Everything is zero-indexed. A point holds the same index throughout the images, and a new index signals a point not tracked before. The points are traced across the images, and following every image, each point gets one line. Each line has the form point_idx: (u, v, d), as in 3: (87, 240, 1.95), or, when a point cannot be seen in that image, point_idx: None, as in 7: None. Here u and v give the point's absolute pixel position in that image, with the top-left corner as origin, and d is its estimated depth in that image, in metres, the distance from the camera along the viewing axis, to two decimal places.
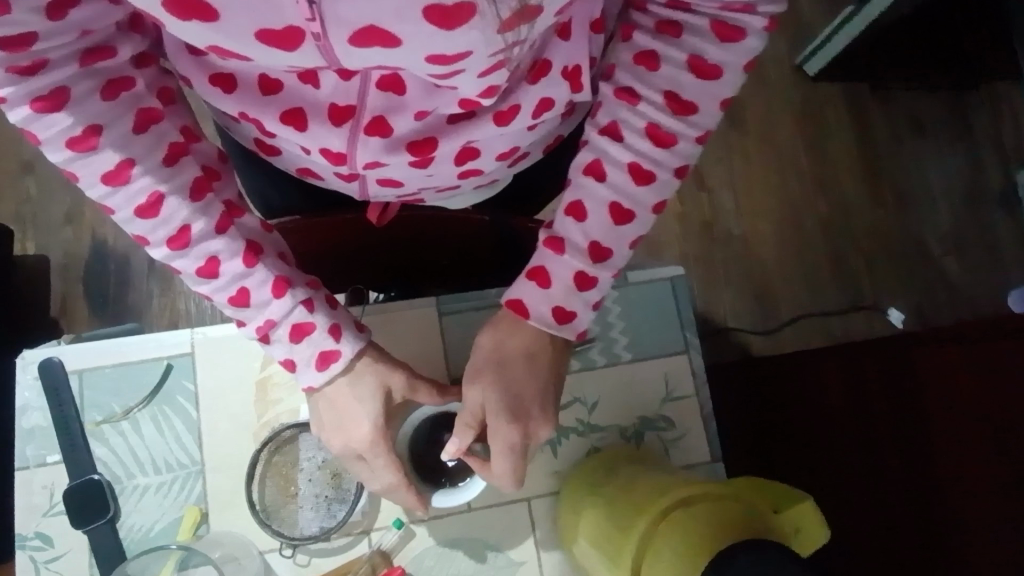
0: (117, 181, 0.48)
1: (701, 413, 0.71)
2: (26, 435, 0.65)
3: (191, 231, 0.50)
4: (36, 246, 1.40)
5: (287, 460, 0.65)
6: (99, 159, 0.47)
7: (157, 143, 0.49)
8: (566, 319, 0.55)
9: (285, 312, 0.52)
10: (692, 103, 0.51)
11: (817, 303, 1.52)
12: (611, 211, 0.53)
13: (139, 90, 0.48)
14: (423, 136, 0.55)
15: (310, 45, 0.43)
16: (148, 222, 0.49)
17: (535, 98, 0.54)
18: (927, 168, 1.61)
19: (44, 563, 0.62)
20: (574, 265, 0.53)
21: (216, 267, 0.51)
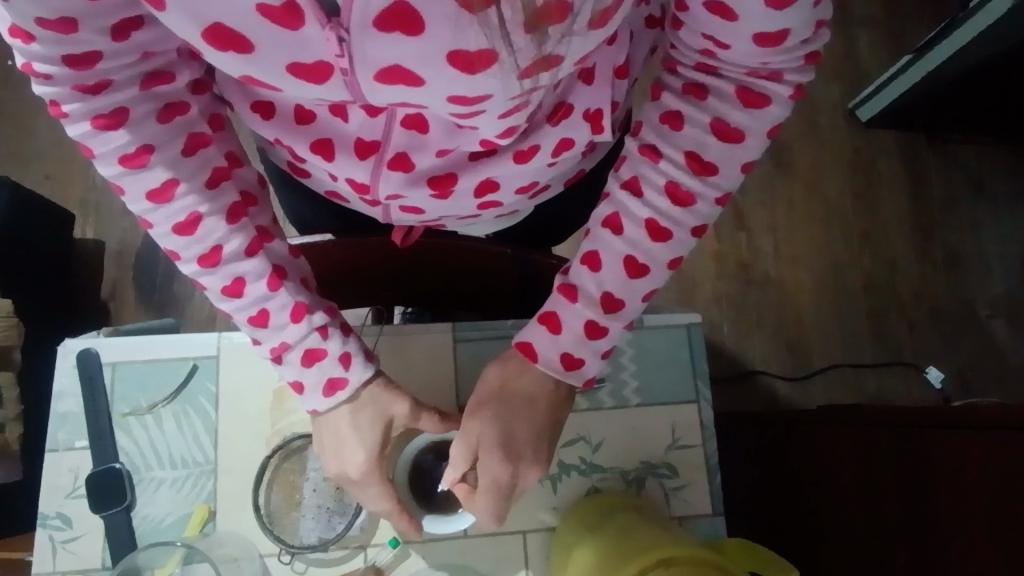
0: (161, 200, 0.51)
1: (706, 466, 0.70)
2: (59, 419, 0.69)
3: (222, 251, 0.53)
4: (95, 231, 1.48)
5: (294, 468, 0.68)
6: (147, 177, 0.50)
7: (202, 166, 0.52)
8: (574, 366, 0.56)
9: (299, 337, 0.55)
10: (713, 164, 0.51)
11: (851, 355, 1.48)
12: (625, 264, 0.53)
13: (192, 115, 0.52)
14: (444, 171, 0.58)
15: (337, 80, 0.45)
16: (184, 239, 0.52)
17: (555, 139, 0.57)
18: (982, 227, 1.56)
19: (61, 543, 0.66)
20: (585, 314, 0.54)
21: (241, 287, 0.54)
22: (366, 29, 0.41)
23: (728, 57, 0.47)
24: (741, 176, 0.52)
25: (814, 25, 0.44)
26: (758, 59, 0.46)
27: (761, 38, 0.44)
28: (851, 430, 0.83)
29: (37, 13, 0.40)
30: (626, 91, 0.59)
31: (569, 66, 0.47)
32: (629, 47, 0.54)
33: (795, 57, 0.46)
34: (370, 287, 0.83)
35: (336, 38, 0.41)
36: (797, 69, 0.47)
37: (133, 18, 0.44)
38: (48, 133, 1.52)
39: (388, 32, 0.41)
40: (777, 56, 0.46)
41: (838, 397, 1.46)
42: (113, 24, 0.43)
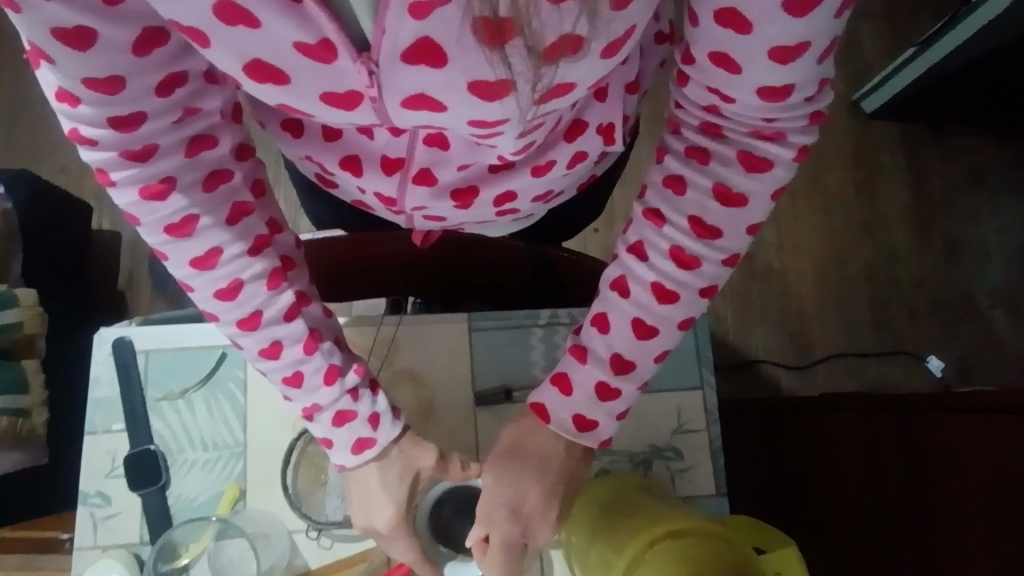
0: (205, 266, 0.53)
1: (710, 448, 0.73)
2: (96, 403, 0.73)
3: (262, 315, 0.55)
4: (110, 223, 1.53)
5: (319, 451, 0.71)
6: (191, 245, 0.52)
7: (245, 234, 0.54)
8: (587, 427, 0.58)
9: (331, 399, 0.58)
10: (717, 229, 0.52)
11: (853, 345, 1.51)
12: (634, 324, 0.55)
13: (236, 182, 0.53)
14: (466, 184, 0.62)
15: (366, 106, 0.49)
16: (224, 303, 0.54)
17: (570, 152, 0.60)
18: (984, 218, 1.58)
19: (102, 519, 0.70)
20: (595, 375, 0.57)
21: (278, 350, 0.56)
22: (395, 61, 0.43)
23: (734, 110, 0.48)
24: (748, 238, 0.54)
25: (817, 82, 0.45)
26: (762, 114, 0.47)
27: (766, 91, 0.45)
28: (850, 417, 0.87)
29: (86, 74, 0.42)
30: (637, 103, 0.62)
31: (583, 91, 0.51)
32: (639, 64, 0.57)
33: (799, 115, 0.48)
34: (386, 279, 0.87)
35: (366, 71, 0.44)
36: (800, 131, 0.48)
37: (178, 73, 0.46)
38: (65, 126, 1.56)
39: (414, 65, 0.44)
40: (781, 112, 0.47)
41: (840, 385, 1.49)
42: (157, 80, 0.45)
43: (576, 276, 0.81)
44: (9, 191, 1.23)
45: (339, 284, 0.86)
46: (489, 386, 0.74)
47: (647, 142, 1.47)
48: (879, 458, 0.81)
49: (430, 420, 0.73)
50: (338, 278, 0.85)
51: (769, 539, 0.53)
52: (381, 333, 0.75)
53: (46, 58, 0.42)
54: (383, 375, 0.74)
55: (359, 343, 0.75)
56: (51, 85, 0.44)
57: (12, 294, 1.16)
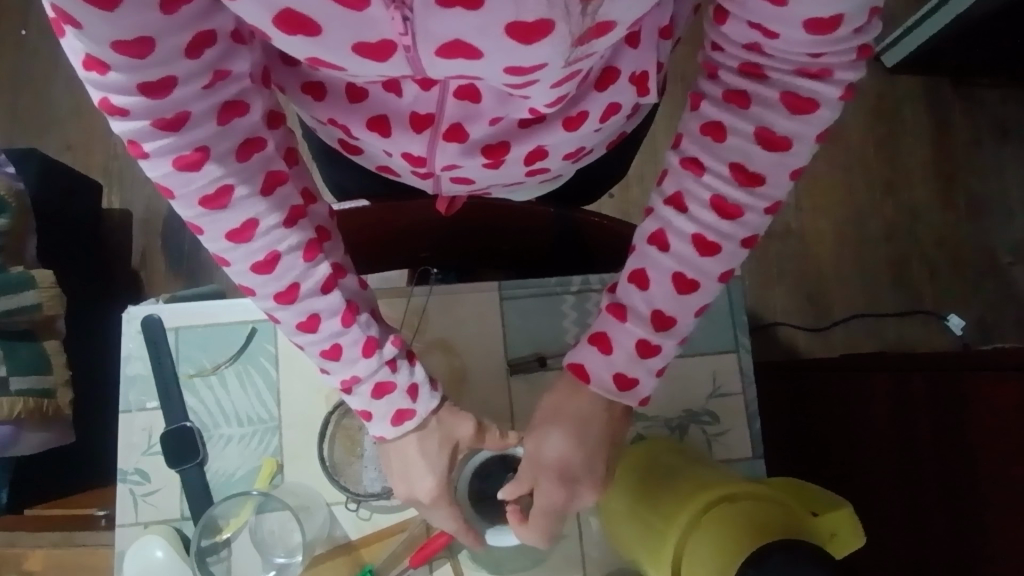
0: (239, 237, 0.52)
1: (745, 412, 0.73)
2: (129, 381, 0.73)
3: (299, 288, 0.54)
4: (120, 201, 1.51)
5: (354, 424, 0.71)
6: (227, 217, 0.51)
7: (281, 205, 0.53)
8: (628, 387, 0.56)
9: (371, 371, 0.57)
10: (759, 175, 0.50)
11: (873, 305, 1.49)
12: (675, 280, 0.53)
13: (270, 152, 0.52)
14: (497, 140, 0.60)
15: (399, 57, 0.47)
16: (262, 277, 0.53)
17: (603, 104, 0.58)
18: (1007, 171, 1.56)
19: (142, 496, 0.71)
20: (637, 334, 0.55)
21: (316, 323, 0.55)
22: (430, 7, 0.41)
23: (777, 47, 0.46)
24: (790, 184, 0.52)
25: (868, 12, 0.43)
26: (809, 48, 0.45)
27: (814, 21, 0.43)
28: (885, 376, 0.86)
29: (115, 36, 0.40)
30: (670, 50, 0.59)
31: (620, 34, 0.48)
32: (674, 8, 0.54)
33: (848, 48, 0.45)
34: (410, 248, 0.86)
35: (400, 18, 0.42)
36: (848, 68, 0.46)
37: (206, 33, 0.43)
38: (68, 101, 1.53)
39: (449, 8, 0.41)
40: (829, 45, 0.44)
41: (861, 345, 1.48)
42: (186, 41, 0.42)
43: (606, 240, 0.80)
44: (18, 168, 1.22)
45: (360, 255, 0.85)
46: (520, 354, 0.73)
47: (664, 101, 1.43)
48: (917, 418, 0.80)
49: (462, 391, 0.73)
50: (361, 248, 0.84)
51: (808, 494, 0.52)
52: (412, 304, 0.74)
53: (73, 22, 0.39)
54: (415, 345, 0.73)
55: (391, 314, 0.74)
56: (78, 53, 0.42)
57: (29, 274, 1.14)
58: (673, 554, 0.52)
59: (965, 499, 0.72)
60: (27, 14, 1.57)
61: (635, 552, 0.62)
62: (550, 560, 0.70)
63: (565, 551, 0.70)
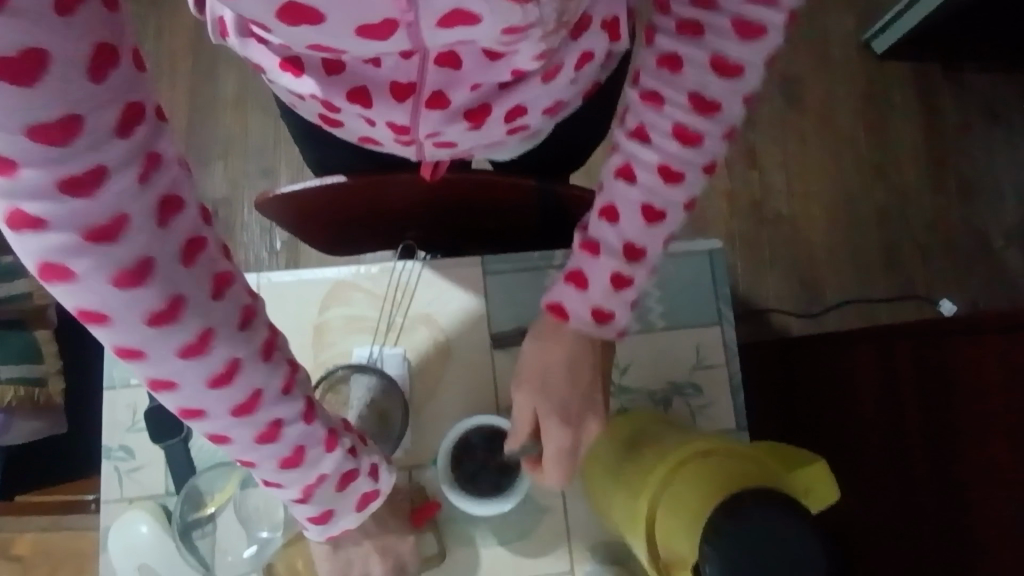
0: (141, 355, 0.40)
1: (729, 384, 0.73)
2: (113, 359, 0.73)
3: (262, 397, 0.45)
4: None
5: (339, 400, 0.69)
6: (174, 335, 0.39)
7: (232, 309, 0.42)
8: (605, 319, 0.56)
9: (337, 465, 0.52)
10: (715, 104, 0.51)
11: (864, 290, 1.49)
12: (643, 211, 0.54)
13: (212, 249, 0.40)
14: (478, 103, 0.60)
15: (402, 34, 0.47)
16: (220, 393, 0.43)
17: (577, 52, 0.59)
18: (998, 155, 1.56)
19: (126, 472, 0.71)
20: (611, 266, 0.55)
21: (277, 432, 0.47)
22: None
23: None
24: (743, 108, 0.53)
25: None
26: None
27: None
28: (870, 347, 0.86)
29: (31, 120, 0.31)
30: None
31: None
32: None
33: None
34: (394, 225, 0.85)
35: None
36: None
37: (135, 105, 0.34)
38: None
39: None
40: None
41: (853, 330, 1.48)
42: (114, 120, 0.33)
43: None
44: None
45: (342, 228, 0.84)
46: (506, 328, 0.73)
47: None
48: (900, 386, 0.80)
49: (444, 365, 0.73)
50: (344, 224, 0.83)
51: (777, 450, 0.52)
52: (395, 281, 0.74)
53: None
54: (399, 320, 0.74)
55: (373, 289, 0.74)
56: None
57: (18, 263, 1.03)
58: (649, 509, 0.52)
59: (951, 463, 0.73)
60: None
61: (615, 516, 0.62)
62: (536, 533, 0.70)
63: (551, 524, 0.70)
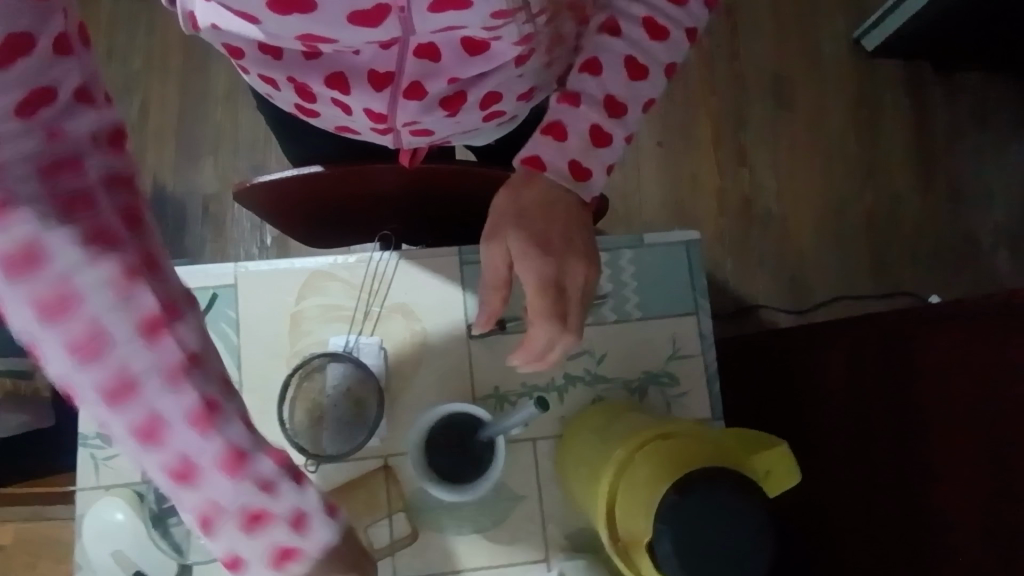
0: (91, 357, 0.38)
1: (704, 374, 0.74)
2: None
3: (158, 415, 0.40)
4: None
5: (314, 387, 0.70)
6: (57, 334, 0.37)
7: (129, 314, 0.39)
8: (583, 176, 0.56)
9: (234, 496, 0.42)
10: (666, 29, 0.56)
11: (852, 288, 1.50)
12: (627, 64, 0.56)
13: (119, 249, 0.39)
14: (454, 91, 0.61)
15: (392, 20, 0.51)
16: (116, 408, 0.39)
17: (552, 36, 0.57)
18: (988, 156, 1.56)
19: (102, 460, 0.71)
20: (591, 117, 0.56)
21: (179, 465, 0.41)
22: None
23: None
24: None
25: None
26: None
27: None
28: (843, 335, 0.85)
29: None
30: None
31: None
32: None
33: None
34: (371, 216, 0.85)
35: None
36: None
37: (46, 88, 0.38)
38: None
39: None
40: None
41: None
42: (18, 99, 0.37)
43: None
44: None
45: (318, 217, 0.84)
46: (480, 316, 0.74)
47: None
48: (871, 375, 0.81)
49: (420, 354, 0.73)
50: (320, 213, 0.83)
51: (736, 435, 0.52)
52: (373, 270, 0.74)
53: None
54: (376, 309, 0.74)
55: (350, 278, 0.74)
56: None
57: None
58: (610, 485, 0.52)
59: (918, 450, 0.74)
60: None
61: (584, 498, 0.64)
62: (509, 520, 0.71)
63: (524, 512, 0.71)
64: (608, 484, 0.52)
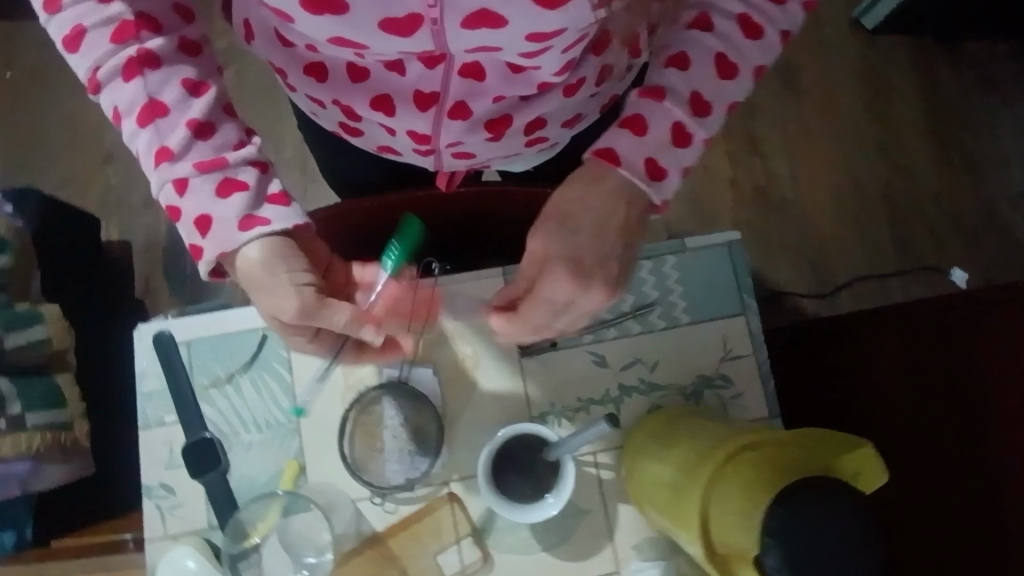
0: (160, 154, 0.52)
1: (758, 373, 0.73)
2: (145, 398, 0.73)
3: (198, 189, 0.53)
4: (120, 232, 1.52)
5: (372, 420, 0.71)
6: (143, 134, 0.53)
7: (180, 121, 0.53)
8: (658, 176, 0.55)
9: (251, 250, 0.54)
10: (761, 28, 0.55)
11: (876, 267, 1.49)
12: (716, 61, 0.55)
13: (170, 73, 0.53)
14: (499, 114, 0.62)
15: (425, 32, 0.49)
16: (176, 188, 0.53)
17: (598, 66, 0.60)
18: (999, 123, 1.56)
19: (168, 510, 0.71)
20: (673, 115, 0.55)
21: (210, 226, 0.53)
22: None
23: None
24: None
25: None
26: None
27: None
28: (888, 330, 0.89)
29: None
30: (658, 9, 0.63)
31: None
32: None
33: None
34: None
35: None
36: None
37: None
38: (62, 137, 1.57)
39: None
40: None
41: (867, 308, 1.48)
42: None
43: None
44: (16, 206, 1.23)
45: None
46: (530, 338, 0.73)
47: None
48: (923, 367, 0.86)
49: (474, 377, 0.73)
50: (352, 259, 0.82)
51: (817, 430, 0.53)
52: None
53: None
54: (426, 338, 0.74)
55: None
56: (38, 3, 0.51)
57: (39, 310, 1.16)
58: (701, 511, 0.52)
59: None
60: (12, 57, 1.60)
61: (657, 515, 0.64)
62: (578, 536, 0.70)
63: (592, 526, 0.71)
64: (697, 512, 0.52)
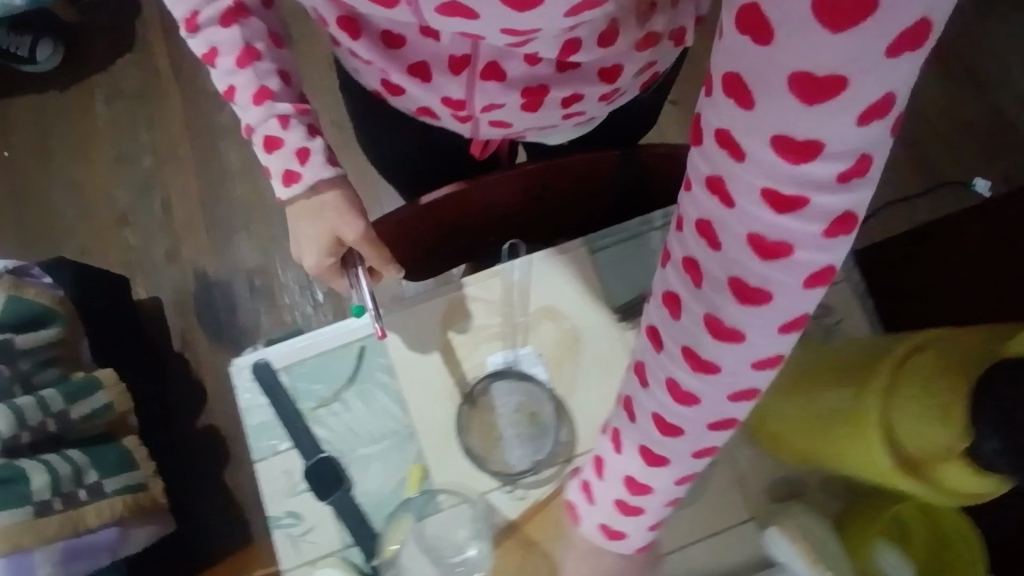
0: (253, 91, 0.61)
1: (854, 297, 0.74)
2: (256, 430, 0.73)
3: (275, 117, 0.61)
4: (148, 290, 1.48)
5: (486, 409, 0.71)
6: (239, 72, 0.61)
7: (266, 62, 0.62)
8: (705, 371, 0.40)
9: (311, 170, 0.63)
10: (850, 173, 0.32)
11: (899, 190, 1.50)
12: (753, 239, 0.34)
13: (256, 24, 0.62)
14: (536, 83, 0.61)
15: (405, 7, 0.50)
16: (260, 112, 0.62)
17: (639, 58, 0.60)
18: (989, 28, 1.57)
19: (299, 537, 0.69)
20: (704, 308, 0.38)
21: (284, 145, 0.62)
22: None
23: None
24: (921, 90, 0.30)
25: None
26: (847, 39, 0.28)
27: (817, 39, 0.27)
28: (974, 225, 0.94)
29: None
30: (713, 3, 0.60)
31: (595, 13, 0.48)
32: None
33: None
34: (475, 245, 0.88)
35: None
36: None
37: None
38: (71, 206, 1.54)
39: None
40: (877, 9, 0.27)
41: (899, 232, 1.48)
42: None
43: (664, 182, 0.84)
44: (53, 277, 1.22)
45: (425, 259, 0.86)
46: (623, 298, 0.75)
47: None
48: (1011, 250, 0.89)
49: (576, 350, 0.73)
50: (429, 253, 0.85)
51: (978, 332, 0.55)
52: (510, 282, 0.75)
53: None
54: (524, 318, 0.74)
55: (489, 295, 0.74)
56: None
57: (96, 375, 1.14)
58: (880, 417, 0.52)
59: None
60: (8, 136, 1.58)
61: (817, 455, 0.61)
62: (711, 487, 0.70)
63: (722, 475, 0.71)
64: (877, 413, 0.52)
